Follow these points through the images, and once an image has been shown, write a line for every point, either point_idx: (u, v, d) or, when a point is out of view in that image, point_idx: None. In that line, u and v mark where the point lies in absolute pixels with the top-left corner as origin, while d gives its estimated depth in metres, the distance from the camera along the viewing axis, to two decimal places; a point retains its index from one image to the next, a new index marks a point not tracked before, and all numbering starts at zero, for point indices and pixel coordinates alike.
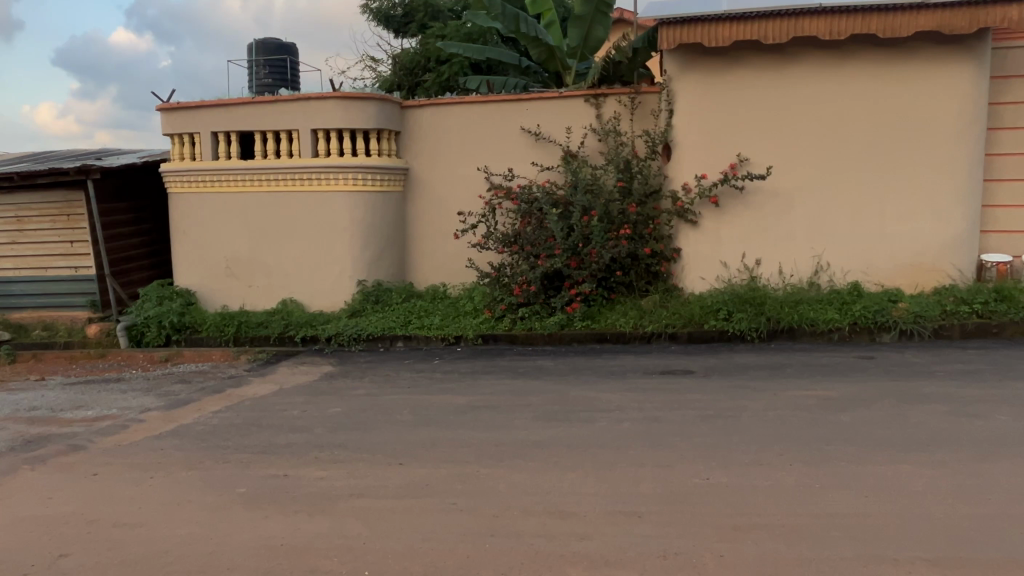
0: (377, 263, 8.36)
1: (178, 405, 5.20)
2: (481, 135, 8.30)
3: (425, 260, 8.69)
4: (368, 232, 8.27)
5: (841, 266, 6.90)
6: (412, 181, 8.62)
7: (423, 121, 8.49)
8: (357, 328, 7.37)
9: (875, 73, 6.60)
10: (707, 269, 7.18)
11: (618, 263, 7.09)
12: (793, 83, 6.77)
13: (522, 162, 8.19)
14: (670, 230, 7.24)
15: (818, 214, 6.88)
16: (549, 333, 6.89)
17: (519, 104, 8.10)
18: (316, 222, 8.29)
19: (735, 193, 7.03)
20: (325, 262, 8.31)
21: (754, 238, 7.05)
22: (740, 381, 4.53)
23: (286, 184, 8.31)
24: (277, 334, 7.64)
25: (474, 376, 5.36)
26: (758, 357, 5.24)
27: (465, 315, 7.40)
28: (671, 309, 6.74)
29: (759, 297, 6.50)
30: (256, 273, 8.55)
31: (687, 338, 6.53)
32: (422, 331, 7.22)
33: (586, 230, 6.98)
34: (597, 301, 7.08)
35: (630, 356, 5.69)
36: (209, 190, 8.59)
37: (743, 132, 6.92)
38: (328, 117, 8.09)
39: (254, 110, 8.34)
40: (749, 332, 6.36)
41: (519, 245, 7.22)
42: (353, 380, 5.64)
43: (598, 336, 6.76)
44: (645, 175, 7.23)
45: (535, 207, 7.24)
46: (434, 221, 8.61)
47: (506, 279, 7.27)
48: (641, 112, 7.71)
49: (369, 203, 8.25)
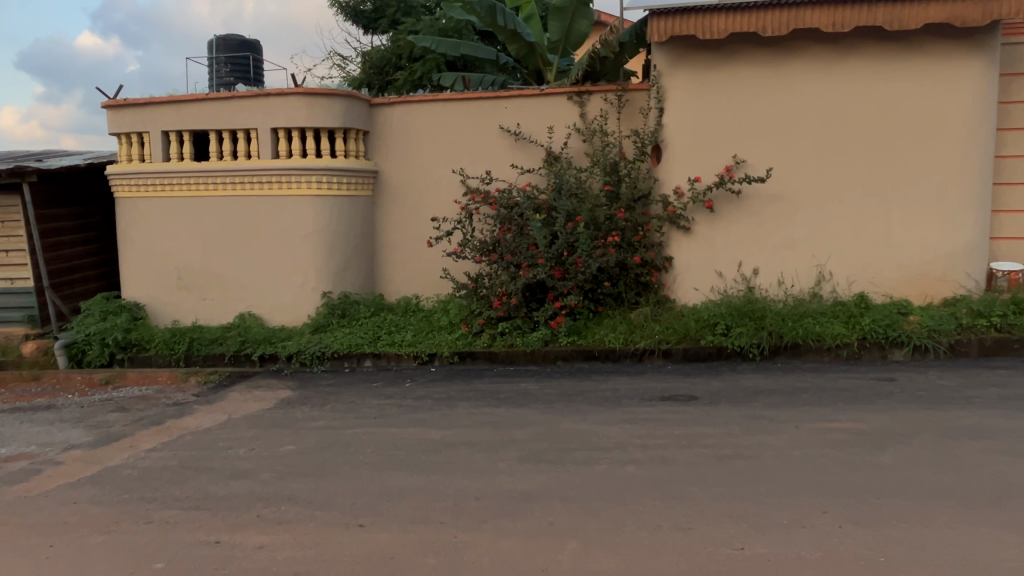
0: (344, 273, 7.72)
1: (107, 441, 4.50)
2: (457, 135, 7.71)
3: (396, 271, 8.06)
4: (334, 240, 7.62)
5: (846, 276, 6.41)
6: (382, 184, 7.99)
7: (393, 121, 7.88)
8: (320, 346, 6.72)
9: (880, 68, 6.15)
10: (702, 279, 6.66)
11: (605, 273, 6.54)
12: (793, 79, 6.29)
13: (501, 166, 7.62)
14: (661, 237, 6.72)
15: (820, 220, 6.40)
16: (531, 350, 6.32)
17: (497, 102, 7.53)
18: (276, 229, 7.63)
19: (730, 197, 6.53)
20: (286, 274, 7.64)
21: (751, 247, 6.56)
22: (754, 412, 3.97)
23: (243, 188, 7.64)
24: (232, 352, 6.97)
25: (449, 404, 4.73)
26: (769, 380, 4.69)
27: (438, 331, 6.80)
28: (664, 324, 6.24)
29: (759, 311, 6.03)
30: (211, 284, 7.86)
31: (683, 355, 6.01)
32: (391, 349, 6.60)
33: (571, 237, 6.42)
34: (584, 315, 6.51)
35: (623, 378, 5.13)
36: (160, 195, 7.90)
37: (740, 132, 6.43)
38: (289, 115, 7.45)
39: (208, 108, 7.67)
40: (749, 349, 5.84)
41: (498, 254, 6.65)
42: (311, 409, 4.98)
43: (586, 354, 6.20)
44: (634, 178, 6.72)
45: (515, 213, 6.69)
46: (406, 228, 7.99)
47: (483, 291, 6.69)
48: (629, 111, 7.20)
49: (335, 209, 7.61)
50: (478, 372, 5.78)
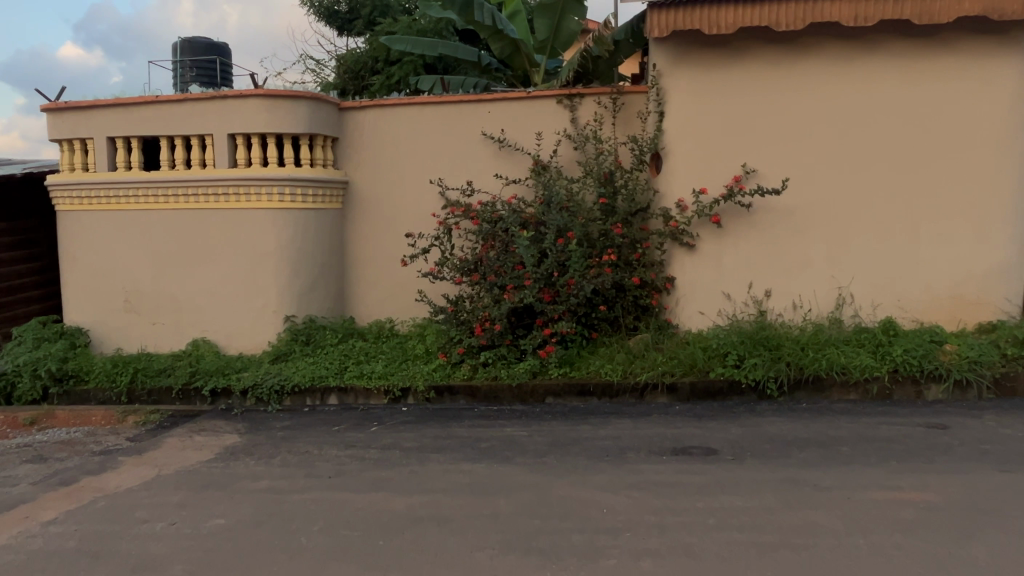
0: (310, 294, 6.96)
1: (3, 507, 3.70)
2: (435, 143, 6.99)
3: (368, 292, 7.31)
4: (299, 259, 6.86)
5: (869, 299, 5.74)
6: (353, 196, 7.25)
7: (365, 127, 7.15)
8: (279, 379, 5.96)
9: (906, 67, 5.52)
10: (708, 302, 5.97)
11: (600, 296, 5.83)
12: (810, 79, 5.63)
13: (484, 176, 6.91)
14: (661, 255, 6.03)
15: (839, 236, 5.73)
16: (517, 384, 5.57)
17: (480, 106, 6.83)
18: (234, 246, 6.85)
19: (739, 211, 5.85)
20: (245, 297, 6.86)
21: (762, 266, 5.87)
22: (790, 475, 3.25)
23: (197, 200, 6.87)
24: (180, 385, 6.18)
25: (421, 459, 3.97)
26: (798, 428, 3.98)
27: (413, 361, 6.05)
28: (667, 353, 5.55)
29: (774, 340, 5.36)
30: (161, 307, 7.07)
31: (690, 391, 5.31)
32: (359, 383, 5.84)
33: (561, 255, 5.73)
34: (576, 343, 5.81)
35: (624, 422, 4.41)
36: (105, 207, 7.10)
37: (750, 140, 5.76)
38: (249, 120, 6.71)
39: (158, 111, 6.91)
40: (765, 384, 5.15)
41: (481, 274, 5.95)
42: (256, 463, 4.20)
43: (579, 389, 5.47)
44: (631, 190, 6.04)
45: (500, 228, 6.01)
46: (379, 245, 7.24)
47: (464, 315, 5.97)
48: (625, 116, 6.52)
49: (299, 224, 6.84)
50: (457, 411, 5.04)
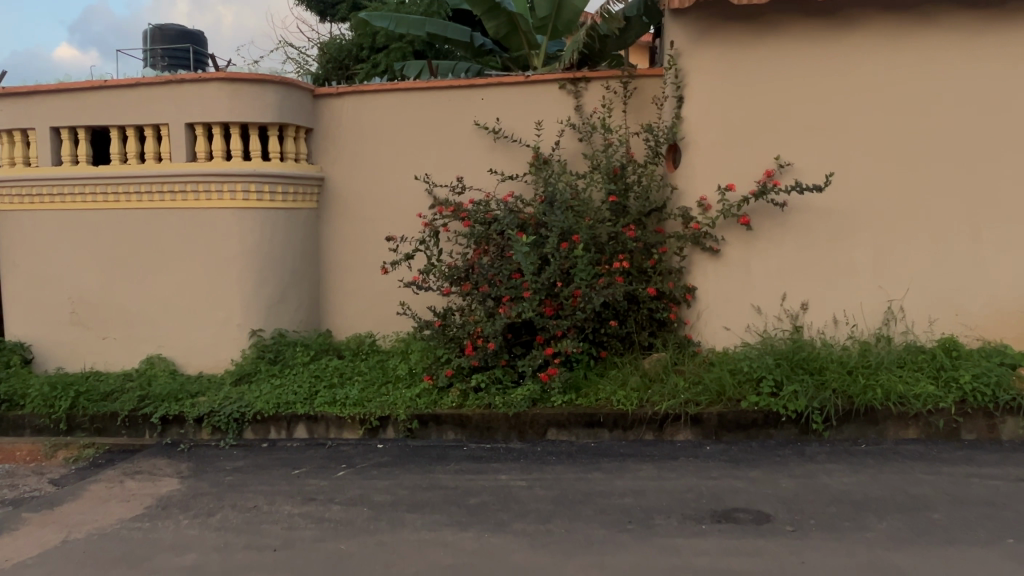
0: (280, 306, 6.14)
1: None
2: (421, 134, 6.19)
3: (347, 303, 6.49)
4: (267, 265, 6.05)
5: (924, 314, 4.95)
6: (329, 195, 6.44)
7: (342, 117, 6.33)
8: (239, 405, 5.14)
9: (968, 46, 4.75)
10: (734, 316, 5.17)
11: (610, 309, 5.05)
12: (856, 57, 4.84)
13: (477, 171, 6.10)
14: (680, 261, 5.26)
15: (889, 241, 4.94)
16: (515, 414, 4.75)
17: (472, 92, 6.03)
18: (193, 251, 6.02)
19: (771, 211, 5.06)
20: (205, 309, 6.04)
21: (798, 274, 5.08)
22: (876, 564, 2.49)
23: (152, 199, 6.04)
24: (126, 412, 5.34)
25: (394, 522, 3.17)
26: (867, 483, 3.19)
27: (394, 385, 5.24)
28: (689, 378, 4.77)
29: (817, 364, 4.58)
30: (112, 320, 6.24)
31: (719, 422, 4.51)
32: (331, 411, 5.03)
33: (566, 262, 4.96)
34: (582, 365, 5.01)
35: (645, 469, 3.61)
36: (49, 207, 6.28)
37: (784, 130, 4.98)
38: (209, 107, 5.89)
39: (107, 97, 6.08)
40: (809, 416, 4.36)
41: (472, 284, 5.16)
42: (192, 524, 3.38)
43: (587, 420, 4.65)
44: (646, 186, 5.31)
45: (495, 230, 5.25)
46: (358, 250, 6.43)
47: (452, 332, 5.15)
48: (637, 102, 5.74)
49: (268, 226, 6.03)
50: (444, 449, 4.24)
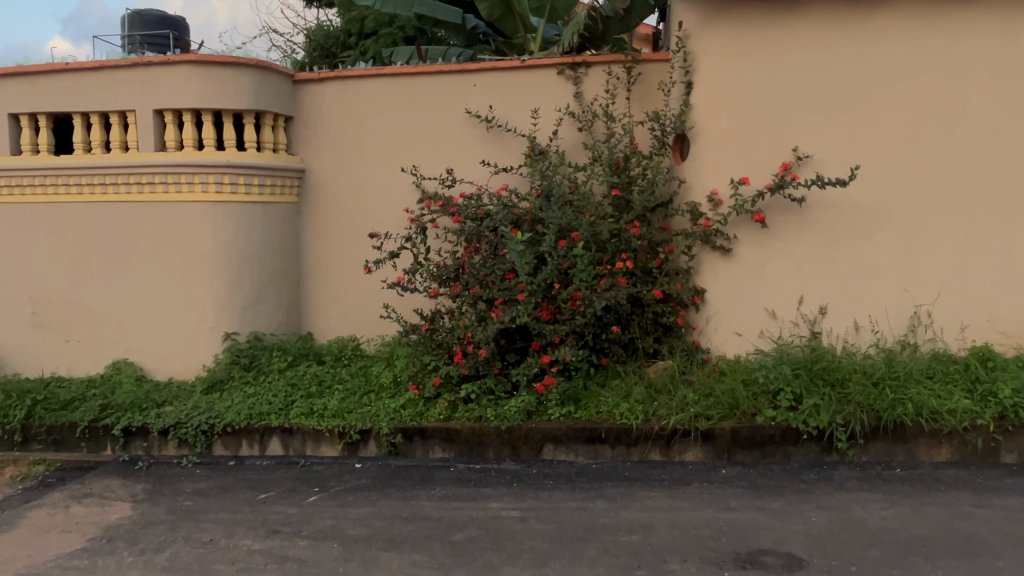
0: (257, 307, 5.70)
1: None
2: (409, 122, 5.75)
3: (329, 304, 6.06)
4: (242, 264, 5.61)
5: (953, 320, 4.55)
6: (310, 188, 6.00)
7: (324, 104, 5.89)
8: (208, 416, 4.72)
9: (1004, 28, 4.35)
10: (746, 321, 4.77)
11: (612, 313, 4.65)
12: (883, 40, 4.43)
13: (468, 163, 5.67)
14: (687, 262, 4.86)
15: (916, 240, 4.53)
16: (508, 428, 4.34)
17: (464, 78, 5.60)
18: (161, 248, 5.57)
19: (788, 207, 4.65)
20: (176, 311, 5.59)
21: (816, 276, 4.67)
22: None
23: (118, 191, 5.60)
24: (86, 423, 4.90)
25: (368, 564, 2.76)
26: (910, 520, 2.81)
27: (377, 394, 4.82)
28: (698, 389, 4.37)
29: (838, 375, 4.18)
30: (75, 321, 5.80)
31: (732, 438, 4.11)
32: (308, 424, 4.61)
33: (564, 262, 4.56)
34: (581, 374, 4.61)
35: (654, 498, 3.20)
36: (7, 199, 5.82)
37: (802, 119, 4.57)
38: (179, 93, 5.44)
39: (68, 82, 5.62)
40: (832, 433, 3.96)
41: (463, 285, 4.76)
42: (138, 563, 2.96)
43: (587, 435, 4.24)
44: (651, 180, 4.90)
45: (487, 227, 4.84)
46: (341, 247, 6.00)
47: (440, 337, 4.74)
48: (641, 89, 5.32)
49: (243, 221, 5.58)
50: (430, 469, 3.83)
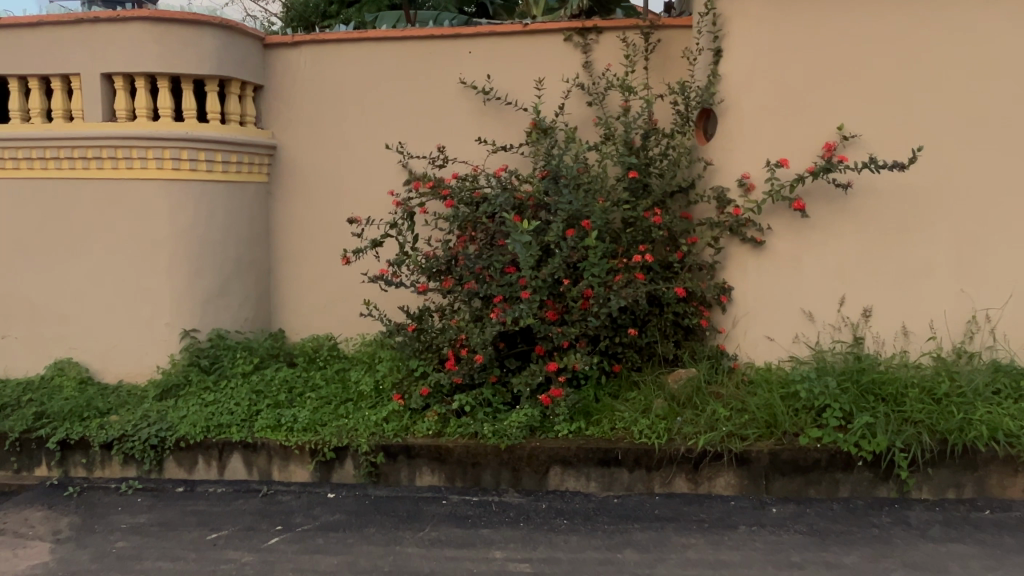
0: (221, 301, 5.02)
1: None
2: (394, 93, 5.08)
3: (303, 299, 5.40)
4: (204, 252, 4.91)
5: (1016, 327, 4.00)
6: (282, 167, 5.31)
7: (298, 72, 5.20)
8: (159, 428, 4.06)
9: None
10: (779, 324, 4.18)
11: (629, 314, 4.04)
12: (948, 4, 3.83)
13: (462, 140, 5.02)
14: (712, 255, 4.28)
15: (976, 235, 3.96)
16: (509, 447, 3.72)
17: (459, 44, 4.94)
18: (110, 232, 4.85)
19: (831, 195, 4.06)
20: (127, 306, 4.89)
21: (861, 274, 4.08)
22: None
23: (60, 167, 4.86)
24: (16, 435, 4.19)
25: None
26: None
27: (356, 404, 4.18)
28: (728, 403, 3.79)
29: (892, 389, 3.63)
30: (12, 315, 5.07)
31: (772, 462, 3.52)
32: (276, 438, 3.96)
33: (574, 254, 3.95)
34: (591, 383, 4.00)
35: (696, 549, 2.74)
36: None
37: (850, 95, 3.96)
38: (129, 55, 4.70)
39: (3, 40, 4.86)
40: (889, 457, 3.39)
41: (456, 279, 4.14)
42: None
43: (602, 456, 3.64)
44: (672, 161, 4.30)
45: (485, 213, 4.22)
46: (317, 234, 5.33)
47: (429, 338, 4.13)
48: (660, 59, 4.72)
49: (205, 203, 4.88)
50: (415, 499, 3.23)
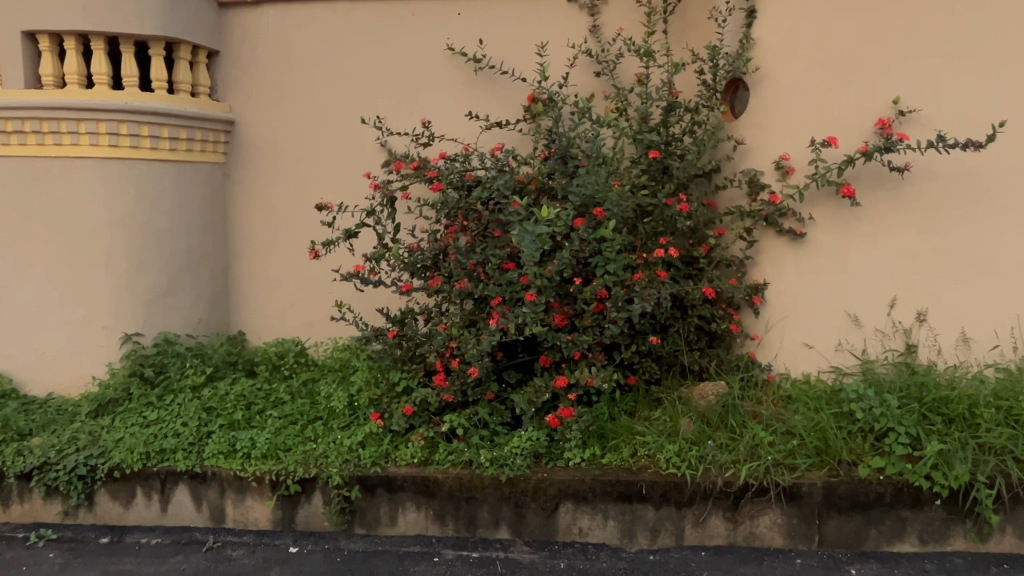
0: (170, 301, 4.32)
1: None
2: (372, 60, 4.41)
3: (267, 297, 4.72)
4: (149, 244, 4.20)
5: None
6: (241, 144, 4.60)
7: (260, 34, 4.49)
8: (89, 455, 3.37)
9: None
10: (821, 329, 3.61)
11: (649, 319, 3.43)
12: None
13: (451, 115, 4.36)
14: (744, 250, 3.69)
15: None
16: (510, 480, 3.11)
17: (447, 5, 4.27)
18: (34, 218, 4.08)
19: (886, 180, 3.47)
20: (55, 307, 4.14)
21: (917, 271, 3.47)
22: None
23: None
24: None
25: None
26: None
27: (328, 425, 3.54)
28: (770, 424, 3.21)
29: (961, 408, 3.07)
30: None
31: (826, 498, 2.96)
32: (229, 467, 3.30)
33: (587, 248, 3.32)
34: (604, 399, 3.40)
35: None
36: None
37: (915, 62, 3.34)
38: (56, 9, 3.93)
39: None
40: (966, 491, 2.87)
41: (445, 278, 3.50)
42: None
43: (623, 491, 3.04)
44: (698, 140, 3.69)
45: (480, 199, 3.58)
46: (283, 222, 4.65)
47: (414, 346, 3.50)
48: (680, 25, 4.14)
49: (148, 187, 4.16)
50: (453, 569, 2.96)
